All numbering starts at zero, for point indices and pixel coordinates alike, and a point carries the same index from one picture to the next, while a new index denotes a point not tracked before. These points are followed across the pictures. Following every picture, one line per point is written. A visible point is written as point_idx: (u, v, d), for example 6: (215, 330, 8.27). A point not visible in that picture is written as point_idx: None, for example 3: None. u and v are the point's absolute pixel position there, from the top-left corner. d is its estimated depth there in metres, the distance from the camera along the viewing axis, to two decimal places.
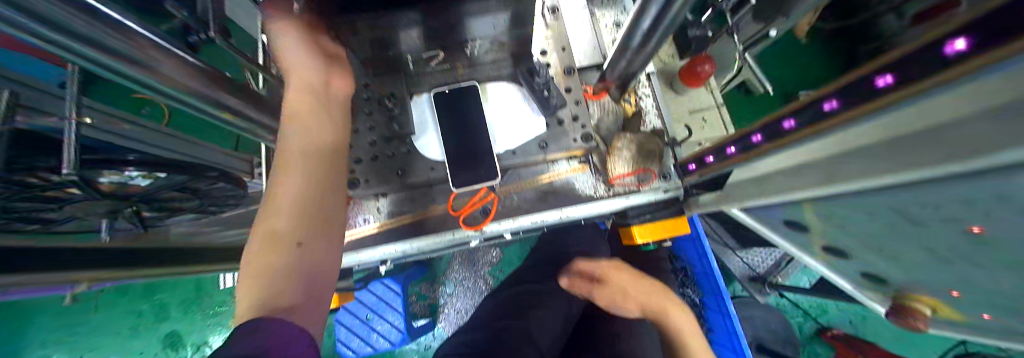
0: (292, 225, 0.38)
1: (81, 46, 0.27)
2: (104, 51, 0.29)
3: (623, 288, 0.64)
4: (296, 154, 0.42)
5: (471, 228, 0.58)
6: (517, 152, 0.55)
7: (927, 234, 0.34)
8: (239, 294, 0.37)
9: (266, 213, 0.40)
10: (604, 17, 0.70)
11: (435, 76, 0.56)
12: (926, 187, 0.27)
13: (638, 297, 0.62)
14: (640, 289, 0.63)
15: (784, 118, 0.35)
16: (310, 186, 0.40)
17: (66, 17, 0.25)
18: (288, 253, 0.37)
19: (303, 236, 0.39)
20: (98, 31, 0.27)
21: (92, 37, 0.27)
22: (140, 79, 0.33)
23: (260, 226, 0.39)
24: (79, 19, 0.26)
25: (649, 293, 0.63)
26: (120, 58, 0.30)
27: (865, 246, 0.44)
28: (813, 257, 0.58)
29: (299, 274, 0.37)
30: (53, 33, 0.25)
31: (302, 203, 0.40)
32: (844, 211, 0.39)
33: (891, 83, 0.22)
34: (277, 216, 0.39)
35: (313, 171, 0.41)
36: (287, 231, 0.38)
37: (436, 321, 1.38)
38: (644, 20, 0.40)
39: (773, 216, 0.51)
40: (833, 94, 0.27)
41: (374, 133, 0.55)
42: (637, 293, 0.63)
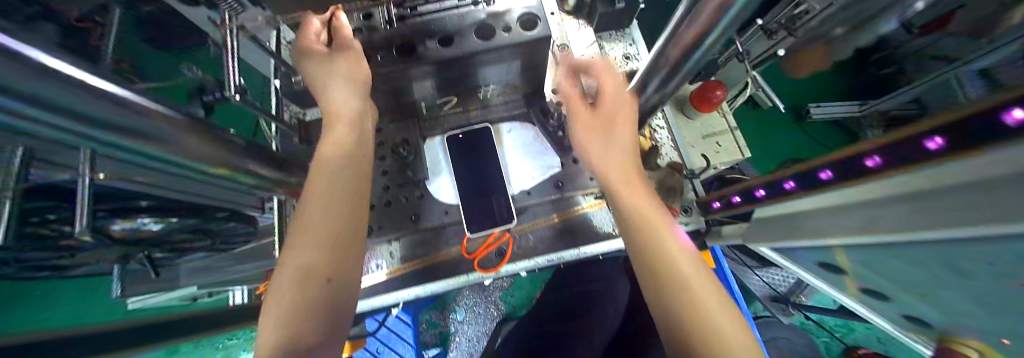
0: (322, 262, 0.36)
1: (107, 134, 0.24)
2: (135, 136, 0.26)
3: (607, 128, 0.42)
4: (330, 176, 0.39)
5: (486, 272, 0.56)
6: (532, 193, 0.54)
7: (981, 288, 0.30)
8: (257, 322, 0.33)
9: (291, 248, 0.37)
10: (613, 49, 0.71)
11: (448, 118, 0.57)
12: (964, 246, 0.25)
13: (616, 151, 0.41)
14: (622, 145, 0.42)
15: (820, 169, 0.33)
16: (346, 215, 0.38)
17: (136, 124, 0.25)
18: (318, 293, 0.35)
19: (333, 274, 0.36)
20: (131, 118, 0.24)
21: (122, 125, 0.24)
22: (159, 156, 0.30)
23: (289, 252, 0.36)
24: (114, 109, 0.23)
25: (629, 156, 0.41)
26: (147, 141, 0.27)
27: (906, 291, 0.39)
28: (847, 294, 0.54)
29: (328, 314, 0.35)
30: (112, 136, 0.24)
31: (336, 232, 0.37)
32: (885, 259, 0.36)
33: (945, 148, 0.21)
34: (304, 251, 0.36)
35: (350, 198, 0.39)
36: (318, 268, 0.36)
37: (447, 351, 1.32)
38: (658, 71, 0.42)
39: (803, 257, 0.48)
40: (874, 151, 0.27)
41: (386, 178, 0.54)
42: (619, 146, 0.42)
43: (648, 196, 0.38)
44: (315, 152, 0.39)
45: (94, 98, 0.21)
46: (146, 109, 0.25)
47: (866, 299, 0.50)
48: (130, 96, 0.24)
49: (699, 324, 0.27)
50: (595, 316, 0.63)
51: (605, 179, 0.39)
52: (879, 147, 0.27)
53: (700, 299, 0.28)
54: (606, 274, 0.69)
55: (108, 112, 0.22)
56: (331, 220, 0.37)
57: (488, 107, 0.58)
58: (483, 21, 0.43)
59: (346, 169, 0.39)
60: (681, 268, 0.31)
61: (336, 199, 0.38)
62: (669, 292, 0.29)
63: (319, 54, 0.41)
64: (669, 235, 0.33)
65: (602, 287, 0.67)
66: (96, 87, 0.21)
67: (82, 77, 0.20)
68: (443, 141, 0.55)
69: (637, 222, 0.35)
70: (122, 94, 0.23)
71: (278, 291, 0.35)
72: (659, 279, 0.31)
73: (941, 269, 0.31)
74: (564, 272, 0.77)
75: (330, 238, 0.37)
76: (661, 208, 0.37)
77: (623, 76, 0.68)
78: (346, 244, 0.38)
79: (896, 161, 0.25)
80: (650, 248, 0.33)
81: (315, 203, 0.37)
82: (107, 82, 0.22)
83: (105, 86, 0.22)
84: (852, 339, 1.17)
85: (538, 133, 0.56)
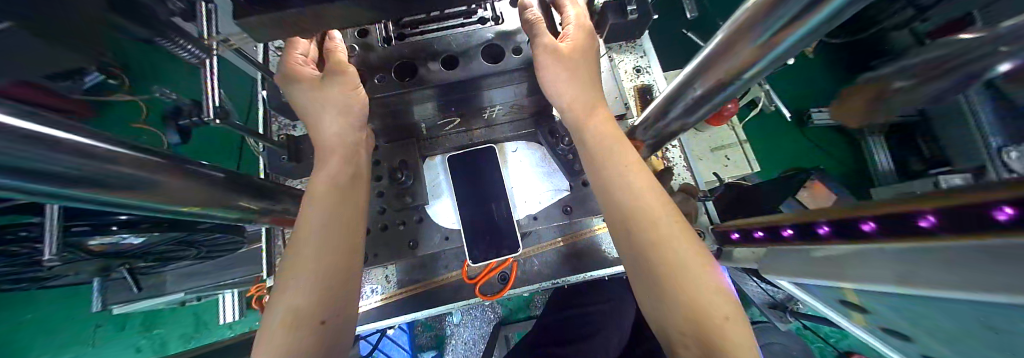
0: (315, 302, 0.34)
1: (47, 184, 0.20)
2: (90, 184, 0.22)
3: (573, 58, 0.39)
4: (325, 210, 0.39)
5: (488, 299, 0.54)
6: (538, 217, 0.52)
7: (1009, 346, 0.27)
8: None
9: (283, 287, 0.35)
10: (625, 62, 0.69)
11: (452, 138, 0.55)
12: (1009, 316, 0.23)
13: (578, 80, 0.40)
14: (585, 74, 0.41)
15: (863, 220, 0.31)
16: (339, 248, 0.38)
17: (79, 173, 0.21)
18: (312, 336, 0.33)
19: (326, 314, 0.35)
20: (80, 165, 0.20)
21: (67, 174, 0.20)
22: (110, 199, 0.25)
23: (282, 295, 0.35)
24: (62, 158, 0.19)
25: (590, 88, 0.42)
26: (105, 187, 0.23)
27: (917, 328, 0.36)
28: (855, 323, 0.50)
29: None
30: (55, 188, 0.21)
31: (330, 267, 0.36)
32: (899, 301, 0.33)
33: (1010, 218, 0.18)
34: (297, 292, 0.34)
35: (345, 231, 0.39)
36: (313, 309, 0.34)
37: (442, 354, 1.30)
38: (681, 100, 0.39)
39: (820, 290, 0.45)
40: (925, 210, 0.25)
41: (382, 200, 0.51)
42: (581, 74, 0.41)
43: (665, 207, 0.35)
44: (308, 191, 0.39)
45: (40, 151, 0.17)
46: (100, 153, 0.22)
47: (870, 327, 0.47)
48: (81, 139, 0.20)
49: (711, 341, 0.29)
50: (599, 339, 0.60)
51: (615, 190, 0.37)
52: (935, 206, 0.24)
53: (712, 316, 0.30)
54: (613, 294, 0.69)
55: (58, 163, 0.19)
56: (324, 256, 0.37)
57: (493, 125, 0.56)
58: (491, 40, 0.40)
59: (341, 204, 0.39)
60: (696, 288, 0.31)
61: (330, 232, 0.38)
62: (682, 311, 0.31)
63: (310, 79, 0.40)
64: (687, 255, 0.33)
65: (608, 310, 0.66)
66: (45, 137, 0.18)
67: (29, 128, 0.17)
68: (443, 160, 0.55)
69: (652, 241, 0.34)
70: (74, 139, 0.20)
71: (269, 335, 0.32)
72: (672, 298, 0.32)
73: (973, 325, 0.28)
74: (568, 292, 0.74)
75: (325, 274, 0.36)
76: (681, 222, 0.35)
77: (633, 91, 0.67)
78: (342, 280, 0.37)
79: (949, 226, 0.23)
80: (665, 269, 0.33)
81: (310, 240, 0.37)
82: (55, 127, 0.19)
83: (55, 133, 0.18)
84: (846, 344, 1.13)
85: (544, 152, 0.55)
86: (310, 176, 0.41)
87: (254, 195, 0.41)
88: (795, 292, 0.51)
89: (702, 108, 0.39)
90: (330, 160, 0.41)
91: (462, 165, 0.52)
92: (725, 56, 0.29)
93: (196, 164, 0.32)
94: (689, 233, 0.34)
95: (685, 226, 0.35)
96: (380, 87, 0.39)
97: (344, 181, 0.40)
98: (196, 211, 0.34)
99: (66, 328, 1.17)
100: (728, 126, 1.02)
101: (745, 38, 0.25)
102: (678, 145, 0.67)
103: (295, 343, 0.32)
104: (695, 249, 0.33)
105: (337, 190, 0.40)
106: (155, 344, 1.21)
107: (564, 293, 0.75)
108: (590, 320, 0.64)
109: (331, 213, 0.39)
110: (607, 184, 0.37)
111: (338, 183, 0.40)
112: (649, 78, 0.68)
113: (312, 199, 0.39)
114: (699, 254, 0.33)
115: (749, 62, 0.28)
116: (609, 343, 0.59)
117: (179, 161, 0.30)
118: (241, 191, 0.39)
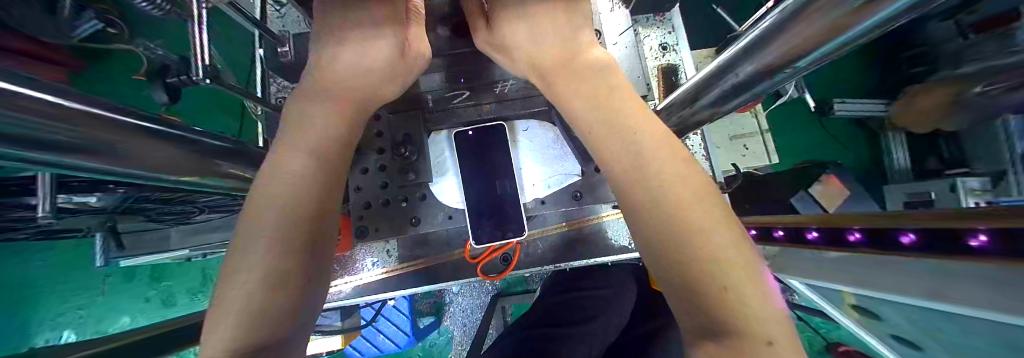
0: (293, 255, 0.28)
1: (26, 150, 0.17)
2: (84, 153, 0.21)
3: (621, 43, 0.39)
4: (300, 150, 0.32)
5: (490, 279, 0.54)
6: (546, 202, 0.50)
7: None
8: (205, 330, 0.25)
9: (246, 237, 0.28)
10: (650, 38, 0.64)
11: (460, 114, 0.53)
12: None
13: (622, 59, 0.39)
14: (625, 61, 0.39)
15: (903, 231, 0.29)
16: (322, 196, 0.32)
17: (72, 143, 0.19)
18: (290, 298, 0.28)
19: (302, 275, 0.29)
20: (64, 129, 0.18)
21: (50, 140, 0.18)
22: (104, 168, 0.24)
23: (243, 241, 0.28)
24: (57, 125, 0.17)
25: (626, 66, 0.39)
26: (100, 156, 0.22)
27: (923, 331, 0.35)
28: (864, 330, 0.50)
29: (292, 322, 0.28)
30: (44, 156, 0.19)
31: (313, 216, 0.31)
32: (920, 315, 0.32)
33: None
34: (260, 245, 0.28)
35: (329, 176, 0.33)
36: (295, 267, 0.28)
37: (440, 320, 1.37)
38: (716, 88, 0.36)
39: (833, 296, 0.44)
40: (981, 231, 0.22)
41: (385, 175, 0.48)
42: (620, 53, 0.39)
43: (679, 171, 0.30)
44: (287, 128, 0.33)
45: (24, 115, 0.15)
46: (82, 115, 0.19)
47: (867, 324, 0.45)
48: (56, 99, 0.17)
49: (732, 324, 0.24)
50: (594, 324, 0.62)
51: (613, 147, 0.33)
52: (996, 226, 0.21)
53: (726, 292, 0.25)
54: (614, 280, 0.71)
55: (36, 126, 0.16)
56: (305, 200, 0.30)
57: (503, 101, 0.53)
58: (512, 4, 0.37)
59: (320, 147, 0.33)
60: (710, 260, 0.26)
61: (312, 180, 0.31)
62: (695, 281, 0.27)
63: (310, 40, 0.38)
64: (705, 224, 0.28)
65: (609, 295, 0.67)
66: (23, 96, 0.15)
67: (19, 90, 0.15)
68: (449, 137, 0.52)
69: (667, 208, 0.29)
70: (45, 98, 0.17)
71: (226, 290, 0.27)
72: (684, 265, 0.27)
73: (993, 342, 0.27)
74: (571, 275, 0.76)
75: (292, 225, 0.29)
76: (698, 186, 0.30)
77: (657, 71, 0.63)
78: (317, 238, 0.31)
79: (1002, 246, 0.20)
80: (665, 236, 0.29)
81: (286, 181, 0.30)
82: (26, 85, 0.16)
83: (42, 96, 0.16)
84: (835, 335, 1.16)
85: (558, 134, 0.52)
86: (287, 111, 0.34)
87: (248, 163, 0.39)
88: (798, 289, 0.51)
89: (748, 95, 0.35)
90: (333, 103, 0.34)
91: (468, 143, 0.50)
92: (770, 45, 0.26)
93: (184, 129, 0.29)
94: (707, 200, 0.29)
95: (701, 190, 0.30)
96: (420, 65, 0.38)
97: (337, 135, 0.34)
98: (193, 181, 0.33)
99: (78, 273, 1.21)
100: (750, 113, 0.97)
101: (799, 23, 0.21)
102: (699, 132, 0.64)
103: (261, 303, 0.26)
104: (717, 219, 0.28)
105: (321, 132, 0.33)
106: (164, 295, 1.28)
107: (570, 275, 0.76)
108: (588, 302, 0.67)
109: (313, 159, 0.32)
110: (619, 144, 0.33)
111: (324, 123, 0.34)
112: (675, 56, 0.63)
113: (290, 137, 0.32)
114: (715, 221, 0.28)
115: (799, 52, 0.24)
116: (606, 328, 0.62)
117: (171, 128, 0.27)
118: (233, 158, 0.36)
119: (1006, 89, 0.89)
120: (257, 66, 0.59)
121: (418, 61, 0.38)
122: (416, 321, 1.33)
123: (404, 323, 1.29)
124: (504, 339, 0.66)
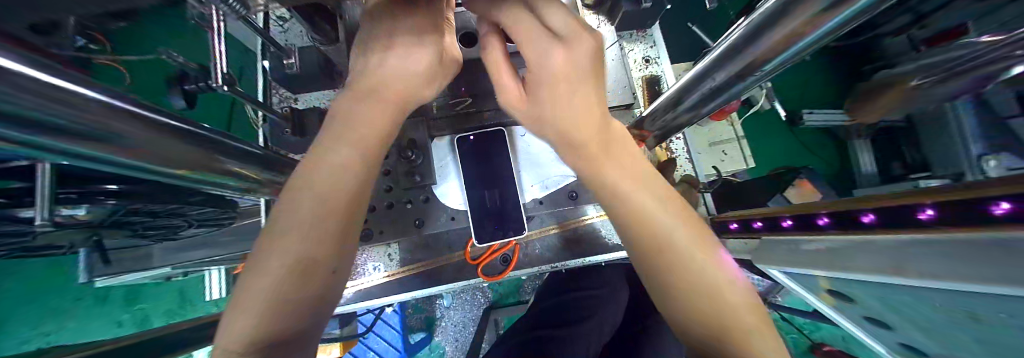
0: (323, 245, 0.31)
1: (62, 142, 0.18)
2: (111, 146, 0.22)
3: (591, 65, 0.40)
4: (340, 143, 0.34)
5: (490, 279, 0.55)
6: (544, 202, 0.54)
7: (986, 334, 0.29)
8: (234, 304, 0.28)
9: (281, 219, 0.30)
10: (633, 52, 0.69)
11: (460, 120, 0.56)
12: (987, 301, 0.24)
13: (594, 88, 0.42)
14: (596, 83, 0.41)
15: (863, 212, 0.32)
16: (359, 189, 0.34)
17: (106, 135, 0.21)
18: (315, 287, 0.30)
19: (328, 264, 0.31)
20: (99, 120, 0.19)
21: (88, 132, 0.19)
22: (124, 163, 0.25)
23: (280, 225, 0.30)
24: (94, 116, 0.19)
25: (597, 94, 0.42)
26: (124, 150, 0.23)
27: (891, 308, 0.38)
28: (841, 316, 0.53)
29: (312, 310, 0.30)
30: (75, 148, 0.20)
31: (347, 209, 0.33)
32: (889, 292, 0.35)
33: (1006, 214, 0.19)
34: (294, 234, 0.30)
35: (365, 171, 0.35)
36: (321, 259, 0.31)
37: (432, 335, 1.34)
38: (696, 92, 0.40)
39: (811, 282, 0.47)
40: (927, 204, 0.26)
41: (390, 178, 0.50)
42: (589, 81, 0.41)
43: (661, 205, 0.37)
44: (331, 122, 0.36)
45: (69, 105, 0.17)
46: (111, 109, 0.20)
47: (841, 308, 0.49)
48: (93, 93, 0.19)
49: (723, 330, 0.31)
50: (590, 324, 0.63)
51: (609, 192, 0.39)
52: (940, 200, 0.25)
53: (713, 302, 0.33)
54: (608, 280, 0.73)
55: (70, 118, 0.17)
56: (343, 192, 0.33)
57: (502, 109, 0.56)
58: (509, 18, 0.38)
59: (355, 143, 0.35)
60: (703, 289, 0.33)
61: (345, 175, 0.33)
62: (687, 296, 0.34)
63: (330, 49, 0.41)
64: (689, 247, 0.35)
65: (603, 295, 0.69)
66: (69, 88, 0.16)
67: (67, 83, 0.17)
68: (451, 142, 0.53)
69: (660, 237, 0.35)
70: (87, 92, 0.18)
71: (259, 267, 0.29)
72: (679, 285, 0.34)
73: (950, 310, 0.30)
74: (566, 277, 0.77)
75: (325, 215, 0.31)
76: (670, 202, 0.38)
77: (641, 81, 0.68)
78: (346, 232, 0.33)
79: (948, 216, 0.24)
80: (656, 257, 0.36)
81: (325, 171, 0.32)
82: (74, 79, 0.17)
83: (84, 90, 0.18)
84: (819, 336, 1.20)
85: None
86: (333, 107, 0.37)
87: (256, 165, 0.40)
88: (778, 278, 0.55)
89: (723, 98, 0.39)
90: (354, 105, 0.37)
91: (470, 148, 0.52)
92: (738, 53, 0.30)
93: (200, 129, 0.30)
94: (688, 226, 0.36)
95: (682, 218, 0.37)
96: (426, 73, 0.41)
97: (373, 131, 0.37)
98: (203, 180, 0.34)
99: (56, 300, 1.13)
100: (727, 121, 1.04)
101: (763, 34, 0.25)
102: (682, 137, 0.69)
103: (289, 289, 0.28)
104: (697, 242, 0.35)
105: (359, 129, 0.36)
106: (142, 318, 1.24)
107: (564, 277, 0.78)
108: (584, 302, 0.68)
109: (355, 149, 0.35)
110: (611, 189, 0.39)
111: (365, 121, 0.37)
112: (657, 68, 0.69)
113: (330, 131, 0.35)
114: (695, 245, 0.35)
115: (761, 57, 0.28)
116: (600, 326, 0.64)
117: (190, 127, 0.29)
118: (243, 159, 0.38)
119: (939, 79, 0.93)
120: (261, 76, 0.61)
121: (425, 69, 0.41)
122: (407, 337, 1.29)
123: (395, 339, 1.28)
124: (502, 342, 0.67)
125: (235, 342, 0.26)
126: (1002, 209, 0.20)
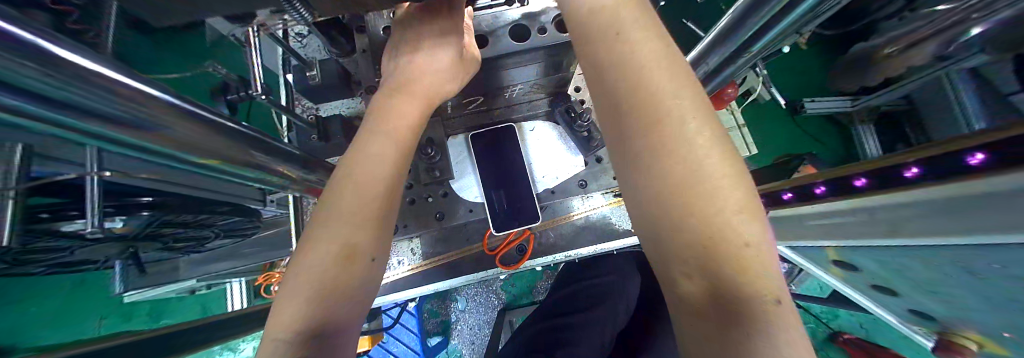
0: (366, 232, 0.34)
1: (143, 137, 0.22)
2: (179, 143, 0.26)
3: None
4: (378, 137, 0.38)
5: (507, 268, 0.58)
6: (555, 191, 0.57)
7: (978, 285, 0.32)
8: (289, 279, 0.31)
9: (328, 207, 0.34)
10: None
11: (473, 119, 0.59)
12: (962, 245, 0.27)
13: None
14: None
15: (856, 176, 0.34)
16: (394, 180, 0.37)
17: (174, 132, 0.24)
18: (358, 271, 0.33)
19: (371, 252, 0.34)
20: (169, 118, 0.23)
21: (159, 129, 0.23)
22: (187, 158, 0.29)
23: (327, 210, 0.33)
24: (165, 114, 0.23)
25: None
26: (187, 147, 0.27)
27: (892, 272, 0.41)
28: (852, 289, 0.55)
29: (353, 297, 0.33)
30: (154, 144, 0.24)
31: (385, 198, 0.36)
32: (886, 255, 0.38)
33: (980, 163, 0.21)
34: (341, 220, 0.33)
35: (398, 163, 0.38)
36: (360, 246, 0.33)
37: (448, 339, 1.34)
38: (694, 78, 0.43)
39: (818, 254, 0.50)
40: (914, 163, 0.27)
41: (412, 175, 0.54)
42: None
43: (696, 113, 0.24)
44: (370, 118, 0.39)
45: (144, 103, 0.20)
46: (182, 109, 0.24)
47: (849, 278, 0.51)
48: (163, 95, 0.22)
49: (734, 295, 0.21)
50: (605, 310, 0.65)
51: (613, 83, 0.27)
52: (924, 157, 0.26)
53: (737, 258, 0.21)
54: (619, 269, 0.74)
55: (142, 114, 0.21)
56: (381, 183, 0.36)
57: (511, 106, 0.60)
58: (517, 21, 0.45)
59: (391, 138, 0.38)
60: (728, 236, 0.22)
61: (383, 167, 0.36)
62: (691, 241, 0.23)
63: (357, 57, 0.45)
64: (719, 175, 0.23)
65: (616, 281, 0.71)
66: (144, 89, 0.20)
67: (142, 87, 0.20)
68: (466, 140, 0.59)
69: (681, 154, 0.23)
70: (159, 95, 0.22)
71: (311, 252, 0.32)
72: (685, 224, 0.23)
73: (943, 265, 0.33)
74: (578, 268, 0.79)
75: (367, 203, 0.34)
76: (727, 156, 0.24)
77: None
78: (383, 221, 0.36)
79: (930, 172, 0.25)
80: (658, 182, 0.24)
81: (366, 162, 0.36)
82: (148, 83, 0.21)
83: (156, 92, 0.22)
84: (837, 324, 1.18)
85: (562, 132, 0.59)
86: (371, 107, 0.41)
87: (293, 165, 0.44)
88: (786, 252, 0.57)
89: (718, 81, 0.42)
90: (391, 106, 0.41)
91: (485, 143, 0.56)
92: (727, 36, 0.33)
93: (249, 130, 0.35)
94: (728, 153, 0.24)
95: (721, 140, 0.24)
96: (440, 74, 0.45)
97: (404, 127, 0.40)
98: (247, 176, 0.39)
99: (71, 311, 1.10)
100: (726, 111, 1.07)
101: (746, 16, 0.28)
102: None
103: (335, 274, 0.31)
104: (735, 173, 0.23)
105: (395, 125, 0.39)
106: None
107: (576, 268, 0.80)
108: (598, 290, 0.70)
109: (392, 142, 0.38)
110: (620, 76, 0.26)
111: (399, 118, 0.40)
112: None
113: (371, 126, 0.39)
114: (732, 179, 0.23)
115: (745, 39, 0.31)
116: (616, 312, 0.65)
117: (242, 128, 0.33)
118: (282, 159, 0.42)
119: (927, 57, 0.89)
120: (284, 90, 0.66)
121: (438, 70, 0.45)
122: (425, 341, 1.33)
123: (413, 341, 1.32)
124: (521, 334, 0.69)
125: (288, 318, 0.28)
126: (976, 161, 0.22)
